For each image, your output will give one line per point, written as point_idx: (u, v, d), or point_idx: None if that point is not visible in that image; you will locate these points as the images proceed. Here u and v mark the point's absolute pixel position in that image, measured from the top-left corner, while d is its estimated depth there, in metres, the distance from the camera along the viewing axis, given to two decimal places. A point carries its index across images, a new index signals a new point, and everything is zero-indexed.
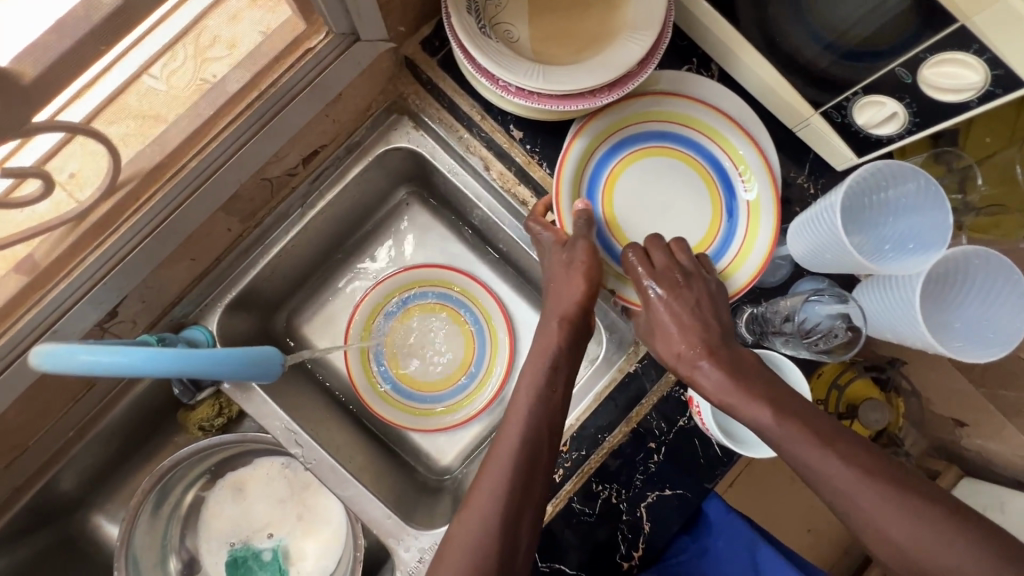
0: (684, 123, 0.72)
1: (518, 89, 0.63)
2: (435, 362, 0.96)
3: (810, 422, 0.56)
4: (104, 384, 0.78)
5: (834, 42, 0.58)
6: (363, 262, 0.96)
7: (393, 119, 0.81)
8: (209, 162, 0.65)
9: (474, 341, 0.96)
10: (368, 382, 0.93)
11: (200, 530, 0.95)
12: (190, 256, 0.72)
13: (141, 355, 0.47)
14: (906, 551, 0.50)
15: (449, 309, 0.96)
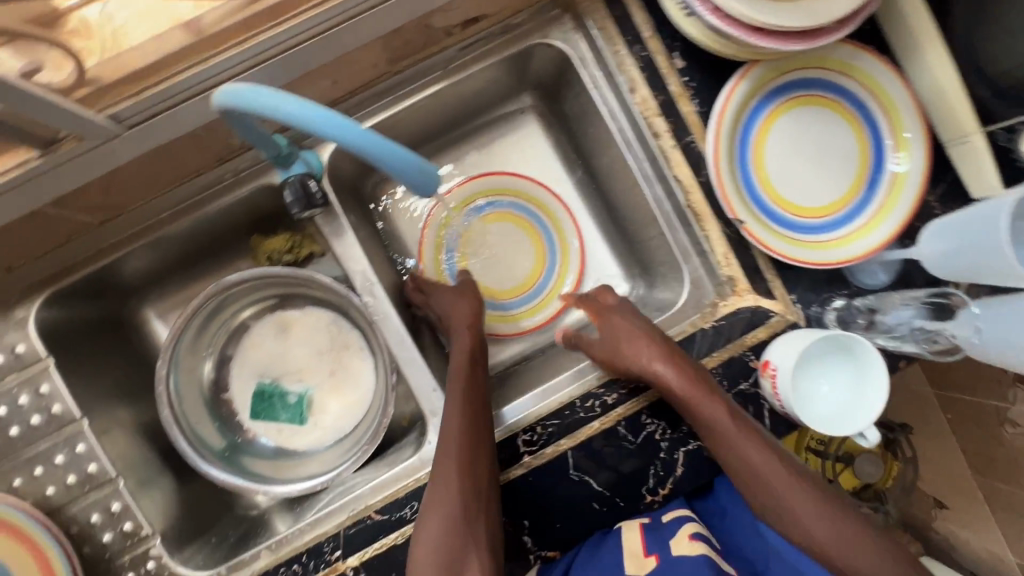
0: (860, 83, 0.72)
1: (715, 8, 0.62)
2: (502, 268, 0.96)
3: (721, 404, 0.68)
4: (208, 179, 0.77)
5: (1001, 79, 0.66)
6: (467, 151, 0.96)
7: (555, 14, 0.79)
8: None
9: (542, 262, 0.96)
10: (436, 266, 0.95)
11: (237, 354, 0.98)
12: (332, 78, 0.71)
13: (296, 103, 0.48)
14: (756, 467, 0.66)
15: (525, 223, 0.96)
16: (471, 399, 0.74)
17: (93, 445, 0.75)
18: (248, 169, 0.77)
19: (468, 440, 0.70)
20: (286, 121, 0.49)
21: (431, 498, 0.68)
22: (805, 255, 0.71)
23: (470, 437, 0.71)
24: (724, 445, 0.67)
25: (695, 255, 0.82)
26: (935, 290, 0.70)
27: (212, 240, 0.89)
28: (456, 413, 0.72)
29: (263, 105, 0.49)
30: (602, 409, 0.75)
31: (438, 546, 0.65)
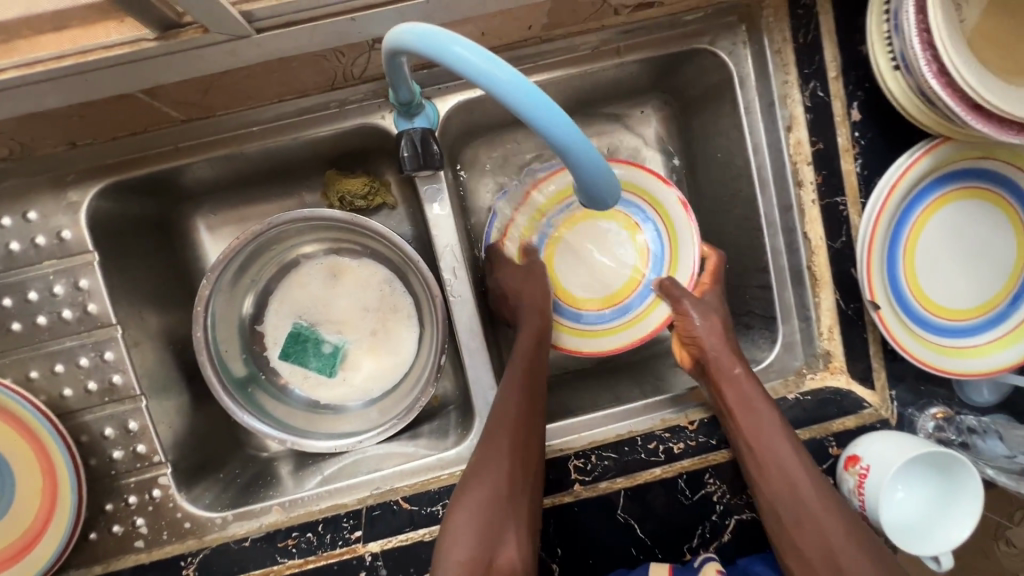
0: None
1: (940, 71, 0.55)
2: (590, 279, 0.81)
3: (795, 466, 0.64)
4: (313, 101, 0.68)
5: None
6: None
7: (731, 20, 0.71)
8: None
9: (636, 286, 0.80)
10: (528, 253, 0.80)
11: (280, 289, 0.91)
12: (483, 30, 0.63)
13: (513, 79, 0.39)
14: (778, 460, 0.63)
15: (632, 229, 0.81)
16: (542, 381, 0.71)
17: (123, 355, 0.69)
18: (356, 102, 0.69)
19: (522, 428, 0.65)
20: (492, 93, 0.39)
21: (472, 481, 0.63)
22: (926, 358, 0.65)
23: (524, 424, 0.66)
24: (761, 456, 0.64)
25: (796, 320, 0.76)
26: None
27: (286, 166, 0.81)
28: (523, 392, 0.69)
29: (468, 67, 0.39)
30: (667, 456, 0.70)
31: (476, 526, 0.60)
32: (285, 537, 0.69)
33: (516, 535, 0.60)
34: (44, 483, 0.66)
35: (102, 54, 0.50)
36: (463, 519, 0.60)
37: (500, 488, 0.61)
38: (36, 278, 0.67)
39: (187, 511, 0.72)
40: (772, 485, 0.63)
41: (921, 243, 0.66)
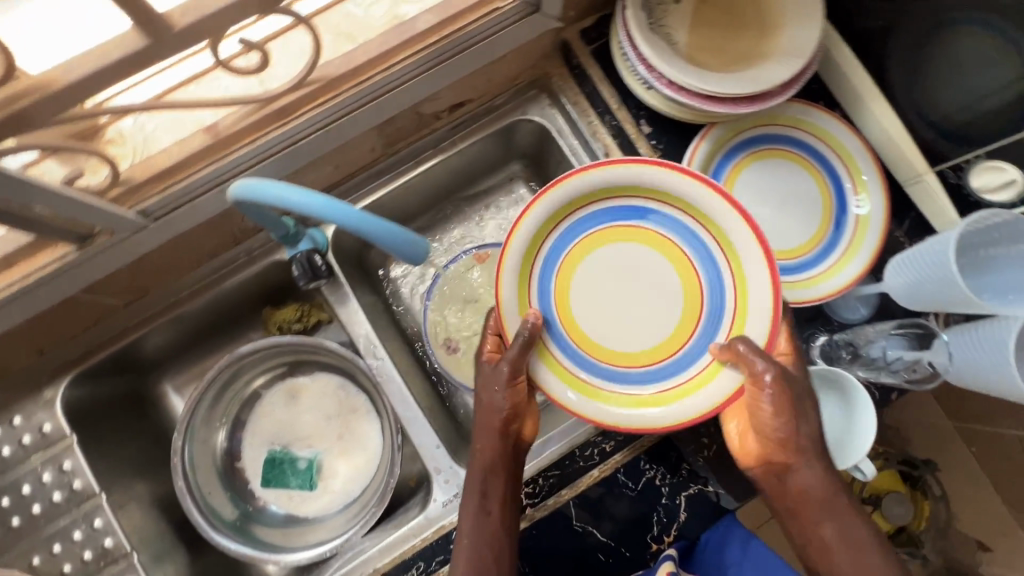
0: (815, 135, 0.79)
1: (669, 82, 0.70)
2: (634, 329, 0.73)
3: (808, 501, 0.64)
4: (225, 256, 0.85)
5: (938, 121, 0.74)
6: (473, 219, 1.04)
7: (532, 94, 0.89)
8: (393, 79, 0.73)
9: (629, 390, 0.72)
10: (563, 180, 0.71)
11: (249, 422, 1.01)
12: (333, 164, 0.79)
13: (310, 199, 0.54)
14: (824, 541, 0.63)
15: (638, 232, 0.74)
16: (501, 472, 0.69)
17: (110, 519, 0.79)
18: (260, 248, 0.86)
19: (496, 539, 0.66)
20: (302, 212, 0.54)
21: None
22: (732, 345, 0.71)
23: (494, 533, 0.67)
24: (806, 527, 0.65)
25: None
26: (904, 322, 0.74)
27: (225, 315, 0.95)
28: (474, 492, 0.69)
29: (277, 198, 0.54)
30: (601, 457, 0.76)
31: None
32: None
33: None
34: None
35: (37, 275, 0.66)
36: None
37: None
38: (28, 472, 0.79)
39: None
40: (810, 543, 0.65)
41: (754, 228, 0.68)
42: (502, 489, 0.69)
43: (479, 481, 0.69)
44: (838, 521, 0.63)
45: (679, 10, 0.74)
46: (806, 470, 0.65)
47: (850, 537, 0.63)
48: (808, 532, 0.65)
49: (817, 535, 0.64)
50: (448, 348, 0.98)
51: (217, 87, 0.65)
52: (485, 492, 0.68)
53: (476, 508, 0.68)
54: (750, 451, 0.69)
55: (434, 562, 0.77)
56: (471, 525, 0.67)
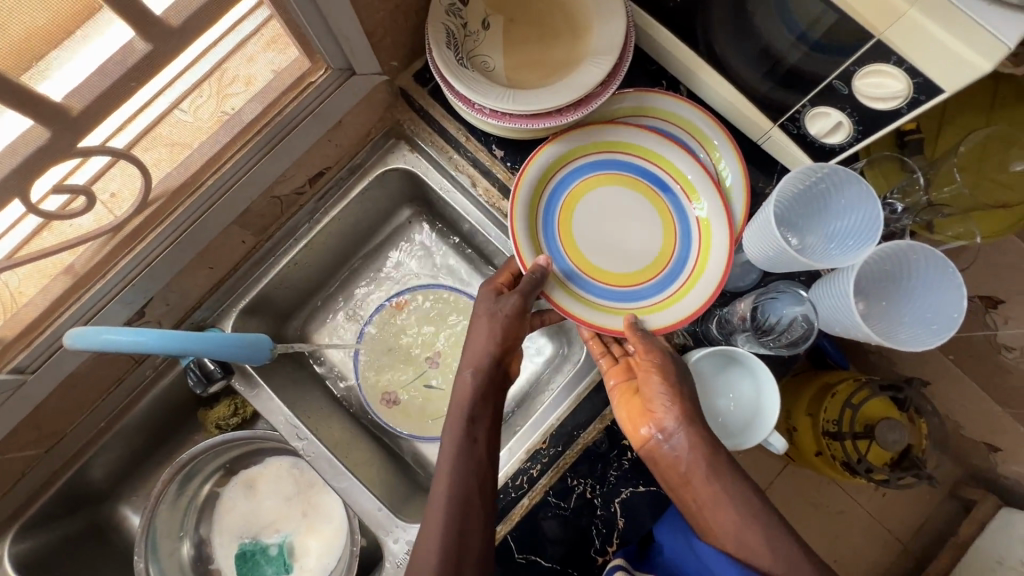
0: (663, 118, 0.79)
1: (492, 111, 0.71)
2: (616, 253, 0.76)
3: (694, 465, 0.64)
4: (133, 377, 0.87)
5: (771, 70, 0.66)
6: (381, 268, 1.05)
7: (391, 143, 0.90)
8: (226, 179, 0.75)
9: (597, 302, 0.75)
10: (601, 126, 0.76)
11: (214, 522, 1.02)
12: (208, 265, 0.82)
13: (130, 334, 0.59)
14: (687, 475, 0.65)
15: (643, 189, 0.77)
16: (470, 464, 0.67)
17: None
18: (164, 361, 0.89)
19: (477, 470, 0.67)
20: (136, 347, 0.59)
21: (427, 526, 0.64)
22: (678, 296, 0.75)
23: (478, 462, 0.68)
24: (671, 464, 0.66)
25: None
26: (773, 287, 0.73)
27: (160, 429, 0.97)
28: (443, 486, 0.65)
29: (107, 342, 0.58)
30: (530, 484, 0.76)
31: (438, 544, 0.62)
32: None
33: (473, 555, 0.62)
34: None
35: None
36: (431, 545, 0.62)
37: (453, 522, 0.63)
38: None
39: None
40: (680, 485, 0.66)
41: (718, 187, 0.74)
42: (470, 485, 0.66)
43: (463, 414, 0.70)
44: (722, 483, 0.63)
45: (488, 36, 0.74)
46: (678, 441, 0.65)
47: (716, 472, 0.63)
48: (677, 473, 0.66)
49: (685, 472, 0.65)
50: (387, 402, 1.01)
51: (71, 227, 0.64)
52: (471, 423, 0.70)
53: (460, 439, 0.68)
54: (642, 433, 0.69)
55: None
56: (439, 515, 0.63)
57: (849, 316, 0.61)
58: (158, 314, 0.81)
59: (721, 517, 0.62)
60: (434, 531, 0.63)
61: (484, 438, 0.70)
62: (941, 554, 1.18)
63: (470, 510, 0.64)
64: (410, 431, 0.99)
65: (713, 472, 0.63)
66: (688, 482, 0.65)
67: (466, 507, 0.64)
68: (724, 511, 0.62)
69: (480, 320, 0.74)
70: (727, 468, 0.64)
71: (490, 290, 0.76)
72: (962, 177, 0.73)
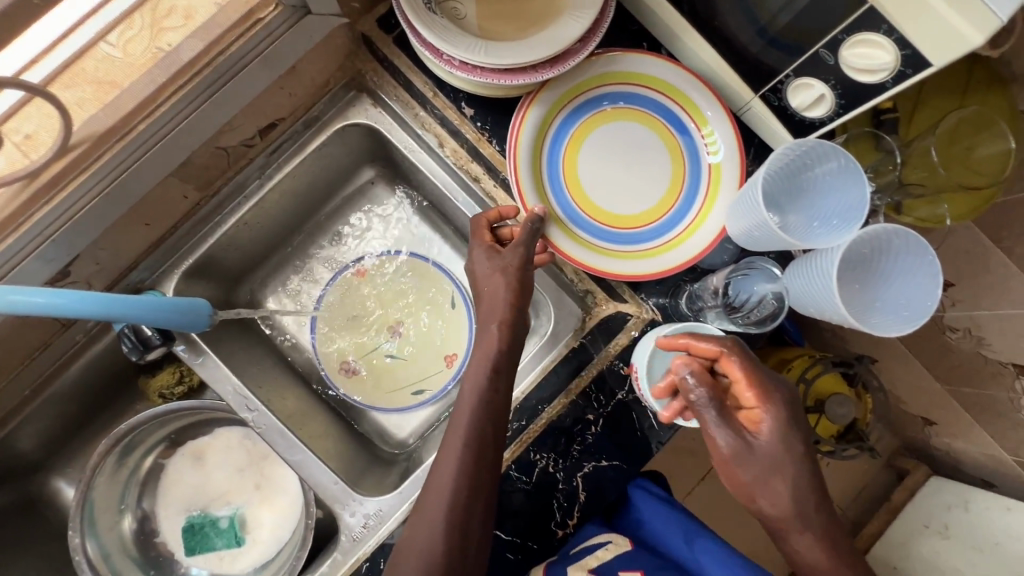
0: (663, 67, 0.72)
1: (462, 63, 0.66)
2: (622, 192, 0.74)
3: (781, 464, 0.61)
4: (62, 343, 0.80)
5: (759, 34, 0.63)
6: (340, 230, 0.99)
7: (352, 95, 0.83)
8: (161, 125, 0.67)
9: (598, 241, 0.73)
10: (623, 55, 0.72)
11: (158, 494, 0.97)
12: (143, 221, 0.74)
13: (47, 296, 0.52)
14: (745, 479, 0.62)
15: (654, 128, 0.75)
16: (479, 450, 0.63)
17: None
18: (98, 325, 0.82)
19: (489, 421, 0.65)
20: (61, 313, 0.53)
21: (433, 478, 0.63)
22: (676, 244, 0.73)
23: (494, 415, 0.65)
24: (725, 467, 0.63)
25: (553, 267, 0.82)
26: (744, 260, 0.73)
27: (96, 398, 0.90)
28: (453, 452, 0.63)
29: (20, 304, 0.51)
30: None
31: (446, 496, 0.61)
32: None
33: (483, 512, 0.62)
34: None
35: None
36: (441, 498, 0.61)
37: (468, 473, 0.61)
38: None
39: None
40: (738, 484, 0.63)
41: (735, 125, 0.71)
42: (486, 436, 0.64)
43: (480, 360, 0.68)
44: (789, 483, 0.61)
45: None
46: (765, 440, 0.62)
47: (776, 474, 0.61)
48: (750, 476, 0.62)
49: (750, 475, 0.62)
50: (345, 371, 0.97)
51: None
52: (490, 376, 0.67)
53: (479, 389, 0.66)
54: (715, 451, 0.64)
55: None
56: (443, 509, 0.60)
57: (831, 297, 0.60)
58: (87, 274, 0.73)
59: (778, 511, 0.62)
60: (443, 487, 0.61)
61: (504, 389, 0.68)
62: (874, 519, 1.26)
63: (480, 465, 0.63)
64: (369, 401, 0.96)
65: (776, 472, 0.61)
66: (749, 487, 0.62)
67: (480, 454, 0.63)
68: (780, 506, 0.62)
69: (488, 276, 0.71)
70: (795, 470, 0.61)
71: (481, 247, 0.72)
72: (937, 159, 0.73)
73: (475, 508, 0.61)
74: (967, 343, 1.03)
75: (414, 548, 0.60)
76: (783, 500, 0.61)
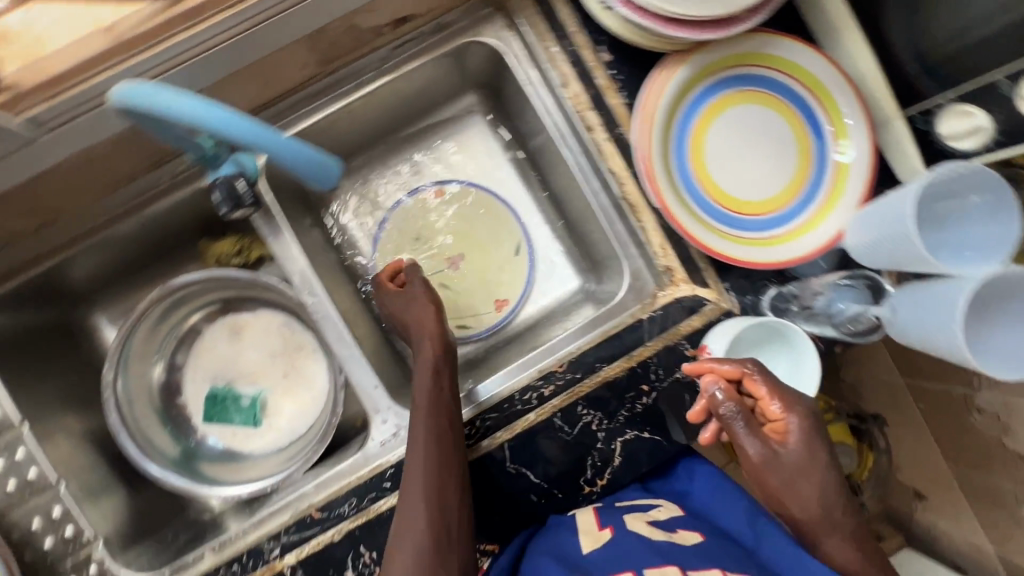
0: (816, 58, 0.70)
1: (628, 0, 0.64)
2: (742, 178, 0.72)
3: (803, 468, 0.63)
4: (147, 181, 0.80)
5: None
6: (427, 148, 0.98)
7: (487, 12, 0.81)
8: None
9: (708, 218, 0.71)
10: (779, 39, 0.70)
11: (190, 357, 0.98)
12: (260, 80, 0.72)
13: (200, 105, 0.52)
14: (774, 482, 0.63)
15: (787, 121, 0.73)
16: (442, 459, 0.67)
17: (34, 450, 0.75)
18: (184, 172, 0.81)
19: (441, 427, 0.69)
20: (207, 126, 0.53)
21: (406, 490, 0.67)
22: (784, 242, 0.72)
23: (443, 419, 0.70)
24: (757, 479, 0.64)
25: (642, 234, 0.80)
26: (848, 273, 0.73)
27: (156, 247, 0.89)
28: (415, 465, 0.67)
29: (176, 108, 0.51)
30: (539, 401, 0.74)
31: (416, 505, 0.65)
32: None
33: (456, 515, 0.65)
34: None
35: None
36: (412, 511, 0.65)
37: (431, 481, 0.66)
38: None
39: None
40: (777, 494, 0.64)
41: (873, 135, 0.69)
42: (440, 441, 0.68)
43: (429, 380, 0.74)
44: (816, 483, 0.63)
45: None
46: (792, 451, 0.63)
47: (807, 470, 0.63)
48: (782, 484, 0.63)
49: (781, 481, 0.63)
50: None
51: None
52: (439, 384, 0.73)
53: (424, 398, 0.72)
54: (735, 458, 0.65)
55: (366, 499, 0.75)
56: (422, 518, 0.64)
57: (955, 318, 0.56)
58: None
59: (808, 510, 0.63)
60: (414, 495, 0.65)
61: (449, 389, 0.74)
62: None
63: (444, 469, 0.66)
64: None
65: (805, 469, 0.63)
66: (778, 489, 0.63)
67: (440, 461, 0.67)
68: (813, 504, 0.63)
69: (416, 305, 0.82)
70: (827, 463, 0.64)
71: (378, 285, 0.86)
72: None
73: (448, 512, 0.65)
74: (992, 427, 1.03)
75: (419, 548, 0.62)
76: (819, 499, 0.63)
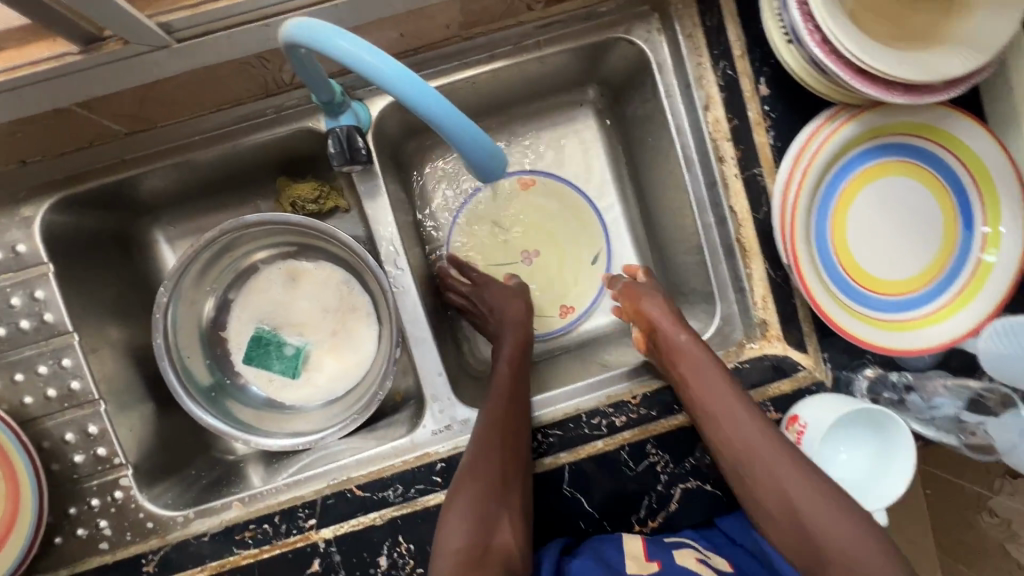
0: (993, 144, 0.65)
1: (823, 40, 0.60)
2: (878, 252, 0.69)
3: (766, 454, 0.64)
4: (249, 108, 0.74)
5: None
6: (530, 134, 0.92)
7: (643, 10, 0.75)
8: None
9: (836, 287, 0.67)
10: (957, 115, 0.65)
11: (242, 294, 0.94)
12: (400, 31, 0.67)
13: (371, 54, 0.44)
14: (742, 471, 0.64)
15: (940, 203, 0.68)
16: (500, 438, 0.68)
17: (80, 361, 0.73)
18: (291, 108, 0.75)
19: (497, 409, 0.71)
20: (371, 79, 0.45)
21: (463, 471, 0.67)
22: (906, 328, 0.68)
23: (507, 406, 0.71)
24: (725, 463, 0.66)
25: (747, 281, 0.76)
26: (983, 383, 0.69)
27: (235, 176, 0.84)
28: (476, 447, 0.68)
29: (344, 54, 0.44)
30: (609, 429, 0.72)
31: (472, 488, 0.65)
32: (242, 529, 0.71)
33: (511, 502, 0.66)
34: (5, 490, 0.68)
35: (28, 70, 0.53)
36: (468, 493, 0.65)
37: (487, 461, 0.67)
38: None
39: (149, 511, 0.73)
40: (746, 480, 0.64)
41: None
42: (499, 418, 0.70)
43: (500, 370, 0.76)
44: (786, 472, 0.62)
45: None
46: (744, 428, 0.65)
47: (780, 460, 0.63)
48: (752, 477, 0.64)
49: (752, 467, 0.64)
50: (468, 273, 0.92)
51: None
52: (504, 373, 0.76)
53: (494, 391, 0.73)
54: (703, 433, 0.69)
55: (412, 489, 0.72)
56: (477, 493, 0.65)
57: None
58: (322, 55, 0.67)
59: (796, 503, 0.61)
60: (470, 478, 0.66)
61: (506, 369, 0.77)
62: None
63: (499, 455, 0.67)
64: None
65: (772, 457, 0.63)
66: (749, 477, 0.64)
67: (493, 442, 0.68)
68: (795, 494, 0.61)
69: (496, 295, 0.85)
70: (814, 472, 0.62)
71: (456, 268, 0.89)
72: None
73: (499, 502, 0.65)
74: None
75: (447, 549, 0.62)
76: (799, 491, 0.61)
